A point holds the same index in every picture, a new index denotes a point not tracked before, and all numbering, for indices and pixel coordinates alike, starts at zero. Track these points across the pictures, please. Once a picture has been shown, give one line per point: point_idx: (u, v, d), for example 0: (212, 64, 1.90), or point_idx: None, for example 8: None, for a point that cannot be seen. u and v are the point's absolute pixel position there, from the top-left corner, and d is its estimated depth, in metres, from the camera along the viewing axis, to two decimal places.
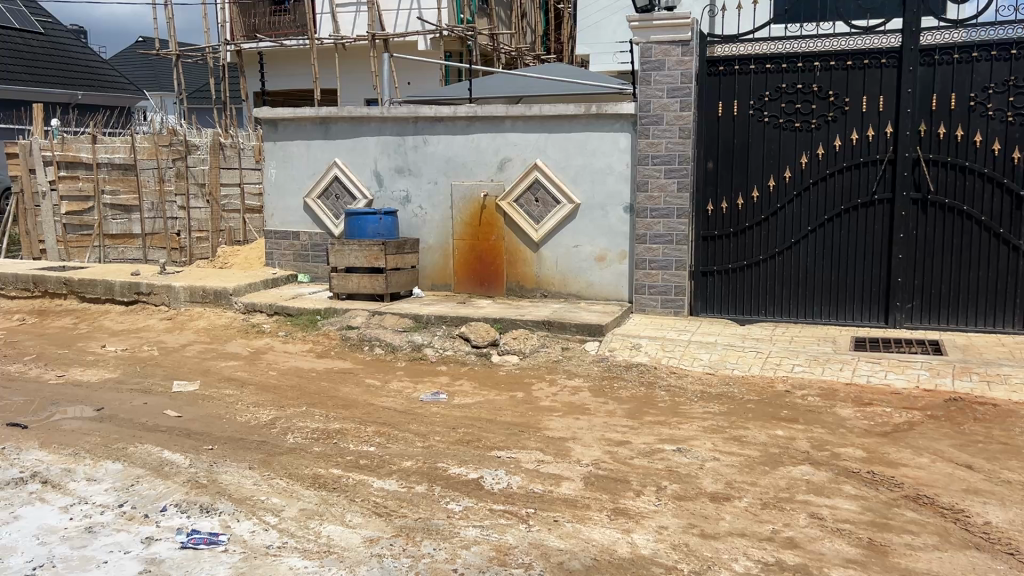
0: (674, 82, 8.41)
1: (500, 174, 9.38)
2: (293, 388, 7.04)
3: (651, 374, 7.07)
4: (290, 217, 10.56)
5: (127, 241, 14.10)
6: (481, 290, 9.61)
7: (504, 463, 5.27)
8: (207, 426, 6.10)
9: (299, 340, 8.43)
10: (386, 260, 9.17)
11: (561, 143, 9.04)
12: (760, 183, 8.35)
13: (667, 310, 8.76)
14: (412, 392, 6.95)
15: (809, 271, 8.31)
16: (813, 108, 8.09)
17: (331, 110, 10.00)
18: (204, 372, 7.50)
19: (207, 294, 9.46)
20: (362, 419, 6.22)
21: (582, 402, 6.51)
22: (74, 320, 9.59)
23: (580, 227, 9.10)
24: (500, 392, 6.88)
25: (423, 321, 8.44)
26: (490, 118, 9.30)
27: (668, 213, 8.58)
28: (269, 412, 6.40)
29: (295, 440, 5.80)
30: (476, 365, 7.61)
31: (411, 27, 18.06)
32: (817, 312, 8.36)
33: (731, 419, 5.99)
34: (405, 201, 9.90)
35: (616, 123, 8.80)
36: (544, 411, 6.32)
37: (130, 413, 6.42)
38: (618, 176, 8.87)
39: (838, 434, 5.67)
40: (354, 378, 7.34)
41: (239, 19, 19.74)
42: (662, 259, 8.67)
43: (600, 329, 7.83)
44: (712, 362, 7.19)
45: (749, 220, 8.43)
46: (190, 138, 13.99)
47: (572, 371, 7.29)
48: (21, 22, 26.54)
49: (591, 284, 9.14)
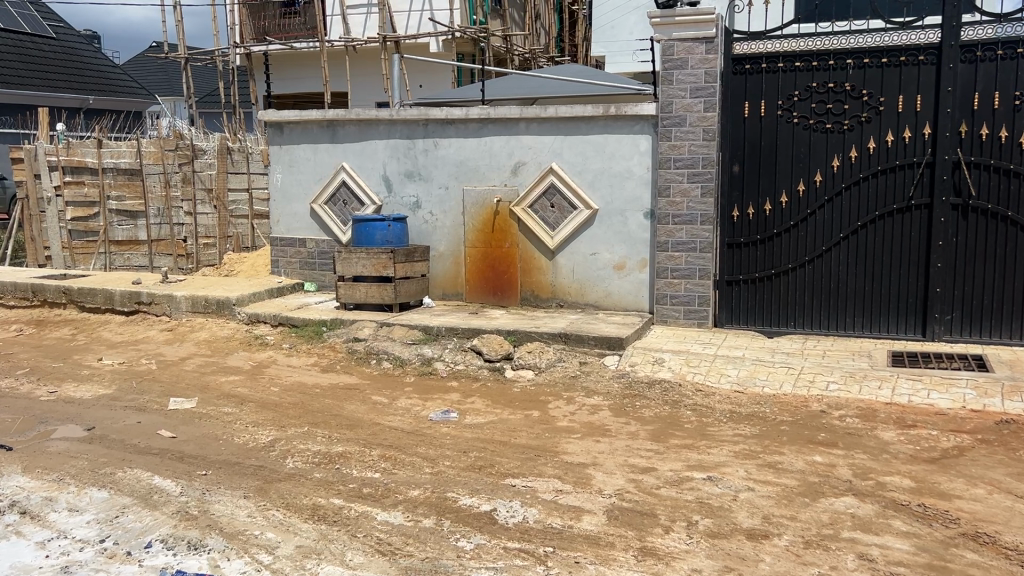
0: (698, 82, 7.99)
1: (514, 178, 8.97)
2: (295, 406, 6.65)
3: (676, 392, 6.63)
4: (296, 224, 10.19)
5: (133, 248, 13.80)
6: (494, 299, 9.21)
7: (520, 493, 4.85)
8: (202, 449, 5.72)
9: (304, 353, 8.05)
10: (395, 268, 8.76)
11: (578, 146, 8.62)
12: (789, 188, 7.91)
13: (691, 322, 8.32)
14: (420, 410, 6.55)
15: (841, 280, 7.85)
16: (845, 108, 7.64)
17: (338, 112, 9.62)
18: (202, 388, 7.12)
19: (209, 304, 9.08)
20: (367, 441, 5.81)
21: (602, 424, 6.08)
22: (73, 331, 9.25)
23: (597, 234, 8.67)
24: (514, 410, 6.46)
25: (433, 333, 8.03)
26: (504, 120, 8.89)
27: (691, 219, 8.15)
28: (268, 433, 6.01)
29: (295, 465, 5.40)
30: (489, 381, 7.19)
31: (422, 29, 17.71)
32: (850, 323, 7.90)
33: (764, 443, 5.55)
34: (416, 207, 9.51)
35: (636, 124, 8.37)
36: (562, 433, 5.90)
37: (122, 433, 6.04)
38: (637, 181, 8.44)
39: (881, 461, 5.22)
40: (360, 394, 6.94)
41: (249, 21, 19.40)
42: (685, 267, 8.23)
43: (620, 341, 7.40)
44: (741, 378, 6.74)
45: (777, 226, 7.98)
46: (197, 142, 13.62)
47: (591, 388, 6.86)
48: (33, 28, 26.54)
49: (610, 293, 8.72)
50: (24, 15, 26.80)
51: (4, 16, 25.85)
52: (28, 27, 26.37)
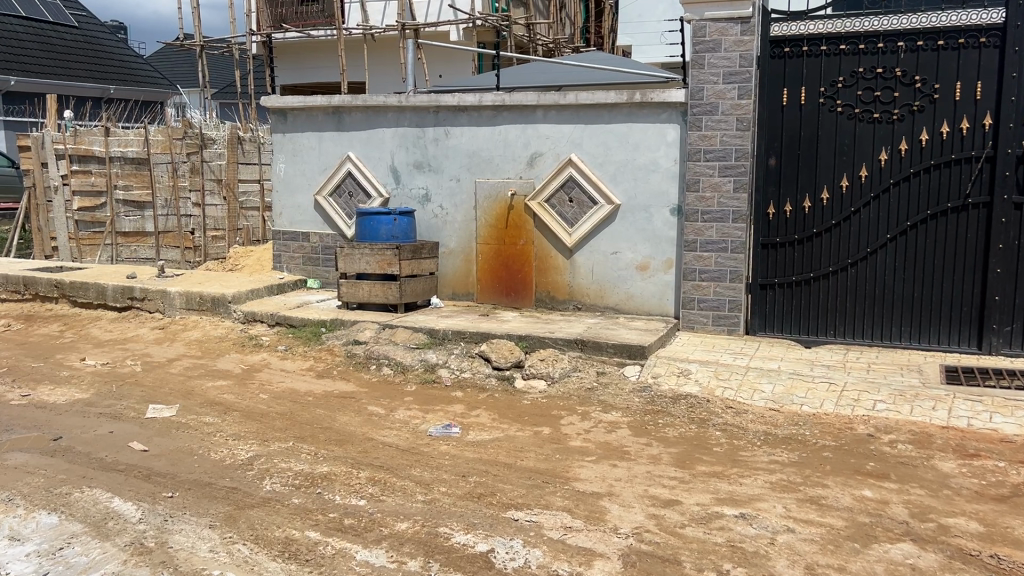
0: (732, 66, 7.29)
1: (529, 171, 8.33)
2: (283, 417, 6.06)
3: (703, 410, 5.96)
4: (299, 217, 9.61)
5: (139, 240, 13.31)
6: (507, 300, 8.58)
7: (523, 529, 4.21)
8: (173, 466, 5.14)
9: (299, 356, 7.46)
10: (400, 266, 8.15)
11: (599, 136, 7.96)
12: (830, 183, 7.19)
13: (720, 329, 7.63)
14: (420, 424, 5.93)
15: (887, 286, 7.12)
16: (895, 96, 6.91)
17: (344, 98, 9.02)
18: (186, 394, 6.56)
19: (204, 301, 8.54)
20: (355, 460, 5.20)
21: (620, 444, 5.42)
22: (61, 328, 8.75)
23: (619, 231, 8.00)
24: (523, 426, 5.82)
25: (438, 337, 7.41)
26: (520, 107, 8.25)
27: (722, 216, 7.46)
28: (249, 449, 5.42)
29: (273, 488, 4.80)
30: (496, 392, 6.55)
31: (442, 17, 17.13)
32: (895, 333, 7.17)
33: (805, 473, 4.87)
34: (425, 200, 8.90)
35: (663, 112, 7.68)
36: (575, 455, 5.26)
37: (89, 445, 5.49)
38: (664, 173, 7.75)
39: (942, 498, 4.52)
40: (355, 404, 6.34)
41: (266, 9, 18.92)
42: (715, 269, 7.54)
43: (642, 350, 6.73)
44: (777, 395, 6.05)
45: (817, 226, 7.26)
46: (206, 131, 12.97)
47: (609, 403, 6.20)
48: (55, 15, 26.25)
49: (631, 296, 8.05)
50: (46, 4, 26.44)
51: (26, 6, 25.56)
52: (50, 16, 26.00)
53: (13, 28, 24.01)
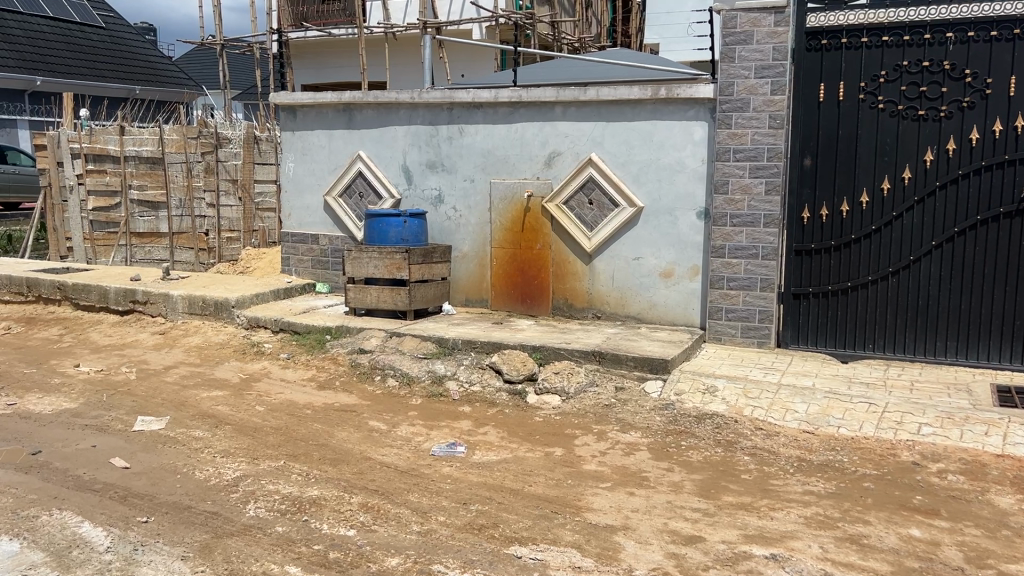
0: (765, 59, 6.80)
1: (547, 171, 7.89)
2: (277, 432, 5.66)
3: (731, 431, 5.48)
4: (308, 218, 9.24)
5: (153, 240, 13.03)
6: (522, 308, 8.14)
7: (526, 569, 3.76)
8: (152, 486, 4.75)
9: (301, 365, 7.08)
10: (410, 270, 7.75)
11: (622, 134, 7.49)
12: (870, 186, 6.67)
13: (749, 341, 7.13)
14: (423, 442, 5.50)
15: (932, 297, 6.58)
16: (943, 92, 6.38)
17: (355, 94, 8.63)
18: (178, 405, 6.19)
19: (207, 305, 8.19)
20: (349, 483, 4.78)
21: (638, 470, 4.95)
22: (61, 331, 8.45)
23: (641, 236, 7.53)
24: (533, 447, 5.38)
25: (448, 346, 6.99)
26: (538, 104, 7.80)
27: (752, 220, 6.97)
28: (236, 468, 5.03)
29: (256, 514, 4.39)
30: (507, 408, 6.11)
31: (465, 15, 16.74)
32: (939, 348, 6.63)
33: (845, 507, 4.37)
34: (438, 201, 8.49)
35: (690, 109, 7.20)
36: (589, 481, 4.80)
37: (68, 460, 5.12)
38: (690, 174, 7.27)
39: (1001, 539, 4.01)
40: (355, 419, 5.93)
41: (288, 8, 18.62)
42: (744, 277, 7.05)
43: (664, 364, 6.25)
44: (811, 416, 5.55)
45: (855, 231, 6.74)
46: (222, 130, 12.60)
47: (627, 422, 5.73)
48: (83, 15, 26.31)
49: (655, 304, 7.57)
50: (74, 5, 26.47)
51: (55, 6, 25.60)
52: (78, 17, 26.02)
53: (40, 28, 24.03)
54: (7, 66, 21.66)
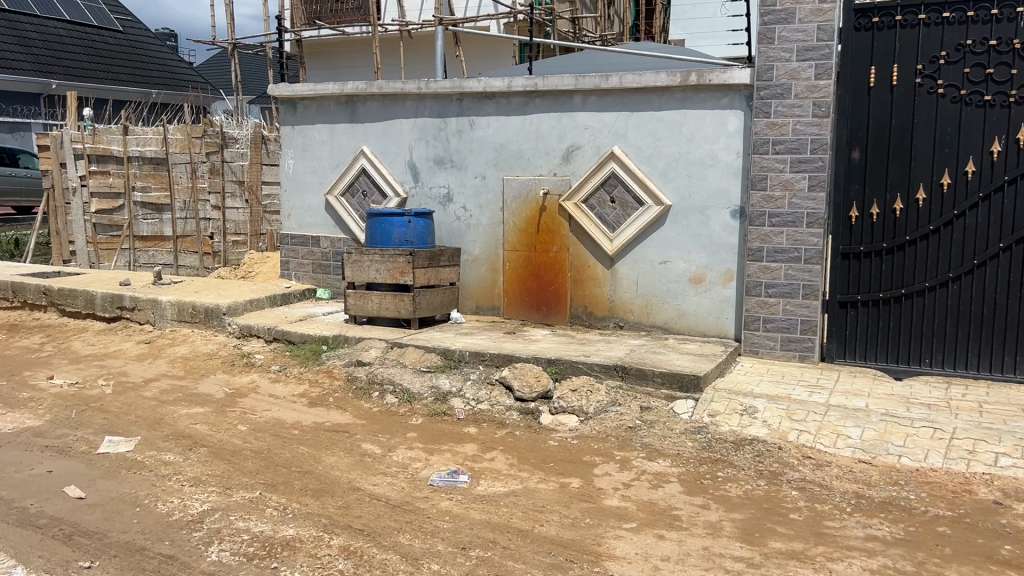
0: (808, 40, 6.10)
1: (565, 166, 7.21)
2: (257, 457, 5.01)
3: (775, 460, 4.76)
4: (309, 219, 8.61)
5: (158, 244, 12.44)
6: (537, 316, 7.46)
7: None
8: (103, 522, 4.11)
9: (293, 379, 6.43)
10: (415, 275, 7.09)
11: (647, 125, 6.80)
12: (928, 180, 5.92)
13: (790, 355, 6.40)
14: (421, 469, 4.83)
15: (999, 307, 5.83)
16: (1012, 74, 5.63)
17: (359, 85, 8.00)
18: (153, 423, 5.57)
19: (197, 312, 7.59)
20: (330, 522, 4.11)
21: (668, 507, 4.25)
22: (43, 339, 7.87)
23: (668, 237, 6.83)
24: (547, 476, 4.68)
25: (454, 359, 6.32)
26: (555, 93, 7.13)
27: (794, 220, 6.25)
28: (205, 500, 4.38)
29: (217, 559, 3.73)
30: (518, 429, 5.42)
31: (483, 11, 16.08)
32: (1008, 364, 5.86)
33: (920, 559, 3.64)
34: (446, 200, 7.85)
35: (723, 97, 6.51)
36: (611, 521, 4.10)
37: (16, 489, 4.50)
38: (724, 169, 6.56)
39: None
40: (346, 441, 5.27)
41: (302, 6, 18.02)
42: (784, 283, 6.33)
43: (696, 382, 5.54)
44: (867, 443, 4.81)
45: (910, 232, 5.99)
46: (229, 129, 11.92)
47: (655, 448, 5.02)
48: (100, 18, 25.98)
49: (684, 313, 6.86)
50: (91, 8, 26.16)
51: (71, 8, 25.27)
52: (95, 20, 25.71)
53: (57, 31, 23.71)
54: (23, 70, 21.33)
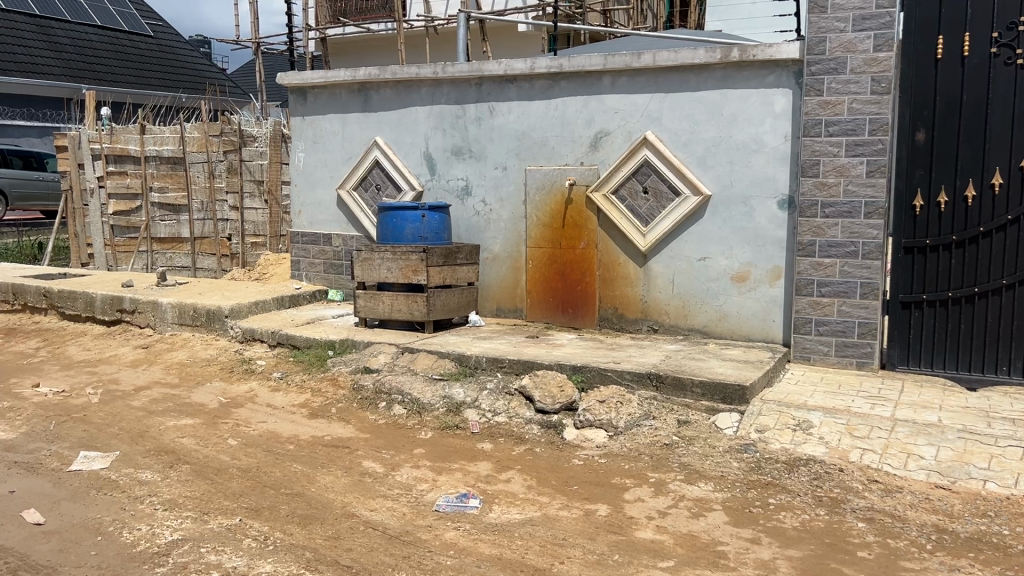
0: (865, 8, 5.42)
1: (593, 155, 6.60)
2: (243, 476, 4.45)
3: (835, 485, 4.09)
4: (320, 216, 8.09)
5: (175, 246, 11.99)
6: (563, 318, 6.84)
7: None
8: (56, 554, 3.57)
9: (295, 388, 5.89)
10: (429, 274, 6.51)
11: (684, 107, 6.16)
12: (1005, 164, 5.19)
13: (846, 362, 5.71)
14: (426, 492, 4.23)
15: None
16: None
17: (371, 71, 7.46)
18: (136, 437, 5.04)
19: (198, 315, 7.09)
20: (314, 556, 3.52)
21: (712, 541, 3.60)
22: (39, 344, 7.43)
23: (708, 231, 6.18)
24: (570, 502, 4.06)
25: (470, 365, 5.72)
26: (582, 74, 6.52)
27: (850, 210, 5.57)
28: (177, 527, 3.82)
29: None
30: (539, 446, 4.81)
31: (511, 5, 15.49)
32: None
33: None
34: (465, 193, 7.26)
35: (769, 75, 5.85)
36: (643, 558, 3.45)
37: None
38: (770, 154, 5.90)
39: None
40: (346, 458, 4.70)
41: (326, 3, 17.56)
42: (839, 281, 5.65)
43: (741, 393, 4.88)
44: (943, 465, 4.12)
45: (984, 223, 5.27)
46: (246, 127, 11.35)
47: (695, 469, 4.37)
48: (131, 23, 25.87)
49: (725, 314, 6.21)
50: (122, 13, 26.03)
51: (101, 13, 25.14)
52: (126, 25, 25.58)
53: (87, 36, 23.59)
54: (51, 74, 21.16)
